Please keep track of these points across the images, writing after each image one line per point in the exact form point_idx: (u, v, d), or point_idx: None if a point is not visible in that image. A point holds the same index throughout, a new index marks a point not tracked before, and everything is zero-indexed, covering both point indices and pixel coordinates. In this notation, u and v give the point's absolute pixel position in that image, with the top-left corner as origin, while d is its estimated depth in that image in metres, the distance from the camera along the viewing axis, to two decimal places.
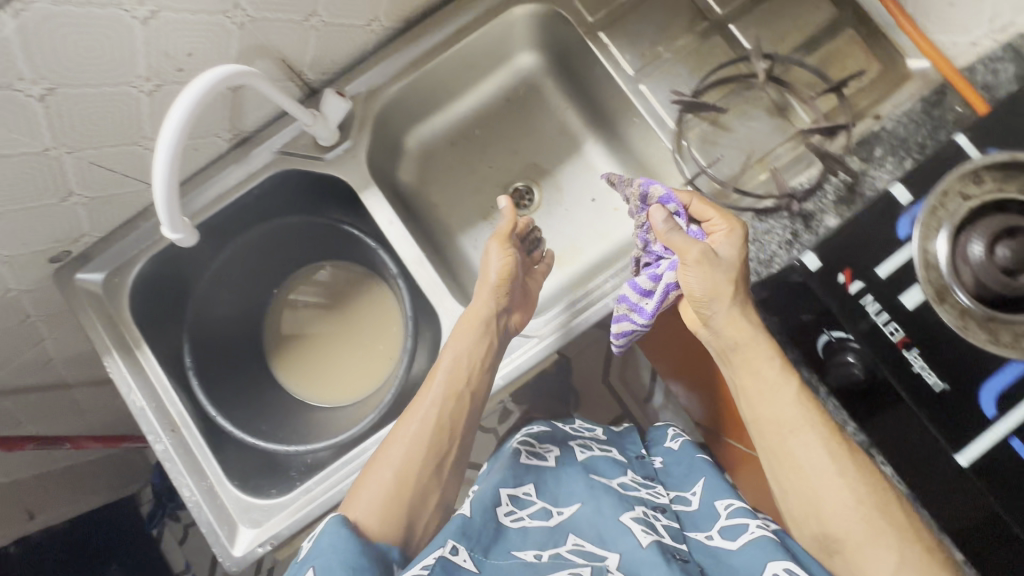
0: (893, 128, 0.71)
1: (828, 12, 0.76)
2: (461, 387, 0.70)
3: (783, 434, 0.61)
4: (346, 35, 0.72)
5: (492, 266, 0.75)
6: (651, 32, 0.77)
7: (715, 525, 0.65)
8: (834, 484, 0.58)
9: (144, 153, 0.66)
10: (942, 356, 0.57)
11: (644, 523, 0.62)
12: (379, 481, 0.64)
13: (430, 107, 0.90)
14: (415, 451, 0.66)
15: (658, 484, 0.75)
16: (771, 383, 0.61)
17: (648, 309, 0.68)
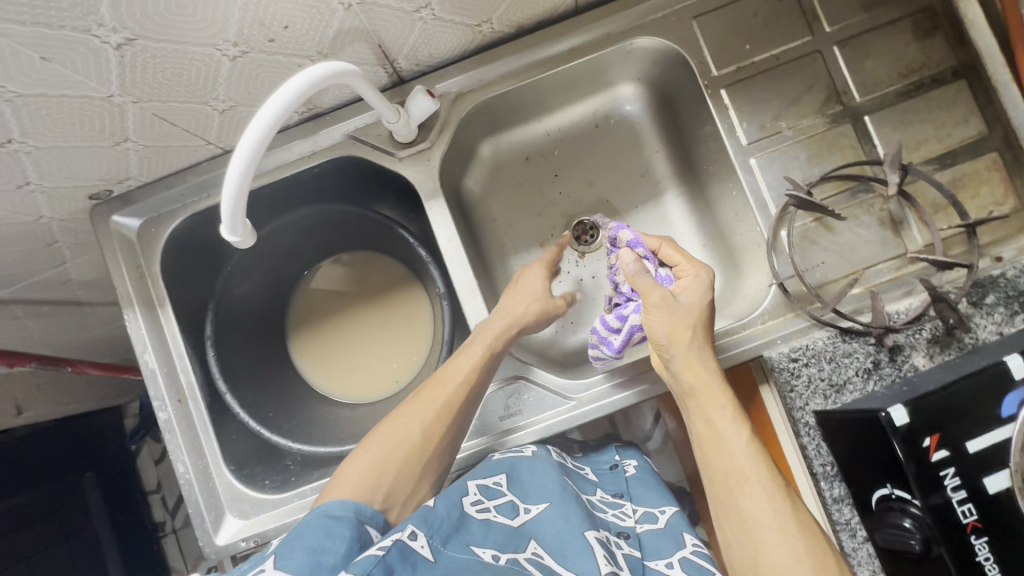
0: (1013, 277, 0.64)
1: (976, 128, 0.68)
2: (464, 385, 0.65)
3: (731, 485, 0.58)
4: (451, 32, 0.65)
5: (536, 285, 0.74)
6: (776, 103, 0.70)
7: (675, 554, 0.64)
8: (775, 541, 0.54)
9: (211, 113, 0.61)
10: (1012, 553, 0.51)
11: (606, 549, 0.57)
12: (367, 463, 0.61)
13: (515, 117, 0.83)
14: (414, 434, 0.63)
15: (625, 502, 0.74)
16: (727, 434, 0.60)
17: (614, 343, 0.72)
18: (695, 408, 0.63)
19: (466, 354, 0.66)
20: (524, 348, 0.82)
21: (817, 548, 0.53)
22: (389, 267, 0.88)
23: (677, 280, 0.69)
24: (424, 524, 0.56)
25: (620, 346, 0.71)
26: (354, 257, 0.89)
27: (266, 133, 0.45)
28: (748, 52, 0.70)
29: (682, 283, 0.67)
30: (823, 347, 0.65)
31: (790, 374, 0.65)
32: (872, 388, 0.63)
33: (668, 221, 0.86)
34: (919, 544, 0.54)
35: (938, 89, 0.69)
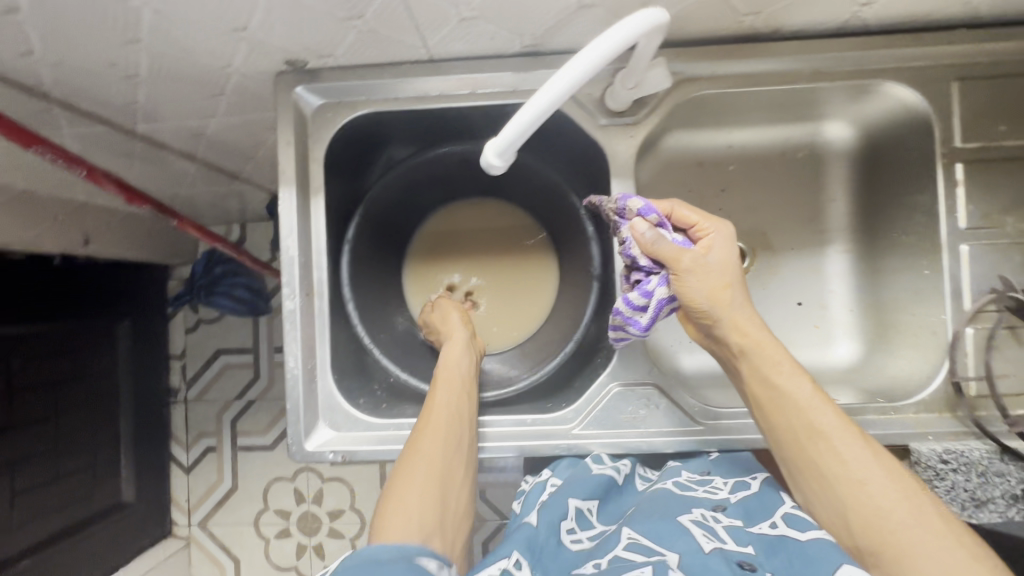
0: None
1: None
2: (458, 418, 0.64)
3: (804, 443, 0.56)
4: (715, 13, 0.60)
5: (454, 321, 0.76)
6: (1010, 196, 0.65)
7: (777, 513, 0.56)
8: (869, 497, 0.51)
9: (452, 17, 0.57)
10: None
11: (704, 528, 0.54)
12: (394, 527, 0.55)
13: (712, 120, 0.79)
14: (436, 463, 0.60)
15: (714, 477, 0.64)
16: (791, 389, 0.57)
17: (643, 321, 0.61)
18: (750, 371, 0.59)
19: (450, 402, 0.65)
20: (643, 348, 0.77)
21: (911, 494, 0.51)
22: (526, 227, 0.85)
23: (699, 242, 0.61)
24: (521, 546, 0.56)
25: (651, 321, 0.61)
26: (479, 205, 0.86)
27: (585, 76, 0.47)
28: (1000, 134, 0.65)
29: (705, 244, 0.61)
30: (978, 460, 0.61)
31: (935, 474, 0.62)
32: (1014, 515, 0.60)
33: (822, 274, 0.82)
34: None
35: None
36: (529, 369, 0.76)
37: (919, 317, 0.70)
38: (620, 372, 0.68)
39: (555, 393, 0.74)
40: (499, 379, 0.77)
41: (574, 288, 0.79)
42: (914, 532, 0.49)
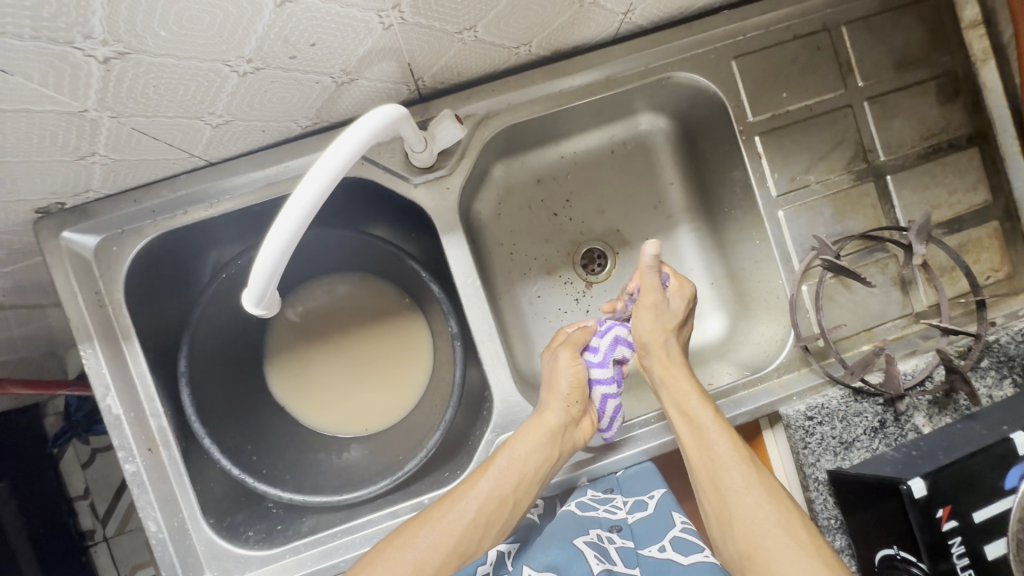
0: (1005, 343, 0.68)
1: (982, 196, 0.71)
2: (522, 481, 0.62)
3: (704, 460, 0.59)
4: (485, 53, 0.58)
5: (563, 381, 0.67)
6: (808, 155, 0.69)
7: (666, 536, 0.61)
8: (748, 503, 0.55)
9: (203, 128, 0.51)
10: None
11: (597, 550, 0.59)
12: (411, 543, 0.57)
13: (533, 140, 0.77)
14: (480, 509, 0.59)
15: (615, 495, 0.69)
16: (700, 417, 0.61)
17: (596, 357, 0.69)
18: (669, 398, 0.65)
19: (530, 445, 0.63)
20: (521, 378, 0.76)
21: (785, 515, 0.53)
22: (387, 290, 0.80)
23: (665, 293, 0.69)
24: None
25: (605, 357, 0.68)
26: (324, 284, 0.80)
27: (299, 227, 0.40)
28: (785, 100, 0.68)
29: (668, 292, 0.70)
30: (836, 407, 0.66)
31: (804, 432, 0.66)
32: (880, 448, 0.65)
33: (679, 255, 0.84)
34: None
35: (953, 154, 0.71)
36: (421, 436, 0.73)
37: (766, 282, 0.74)
38: (504, 421, 0.68)
39: (451, 457, 0.72)
40: (393, 461, 0.72)
41: (446, 343, 0.76)
42: (777, 539, 0.52)
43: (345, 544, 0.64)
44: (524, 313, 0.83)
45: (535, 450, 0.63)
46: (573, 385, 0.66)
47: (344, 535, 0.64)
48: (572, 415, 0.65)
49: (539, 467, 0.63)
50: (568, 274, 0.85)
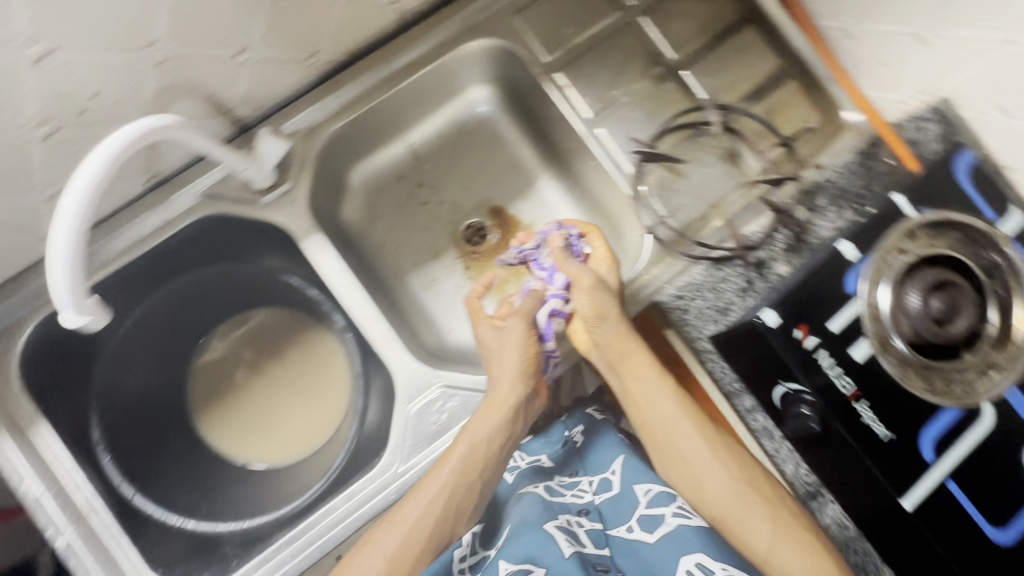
0: (835, 179, 0.74)
1: (773, 63, 0.79)
2: (485, 457, 0.64)
3: (666, 432, 0.66)
4: (282, 70, 0.65)
5: (511, 356, 0.69)
6: (608, 75, 0.76)
7: (633, 515, 0.69)
8: (713, 469, 0.63)
9: (37, 203, 0.57)
10: (887, 409, 0.62)
11: (567, 535, 0.67)
12: (381, 547, 0.59)
13: (375, 141, 0.84)
14: (445, 498, 0.62)
15: (581, 477, 0.74)
16: (651, 395, 0.67)
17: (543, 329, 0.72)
18: (622, 371, 0.69)
19: (485, 424, 0.65)
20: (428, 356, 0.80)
21: (749, 476, 0.62)
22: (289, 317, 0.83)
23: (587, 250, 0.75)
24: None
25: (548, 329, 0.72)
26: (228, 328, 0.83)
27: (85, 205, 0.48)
28: (571, 34, 0.76)
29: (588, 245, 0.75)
30: (702, 280, 0.71)
31: (680, 309, 0.70)
32: (758, 303, 0.68)
33: (548, 204, 0.90)
34: (816, 421, 0.63)
35: (734, 36, 0.78)
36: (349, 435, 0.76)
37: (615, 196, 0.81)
38: (409, 395, 0.69)
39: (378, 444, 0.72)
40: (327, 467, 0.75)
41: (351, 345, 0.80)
42: (742, 497, 0.61)
43: (291, 552, 0.65)
44: (424, 299, 0.87)
45: (491, 425, 0.65)
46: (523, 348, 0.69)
47: (291, 541, 0.66)
48: (523, 382, 0.68)
49: (500, 440, 0.65)
50: (455, 253, 0.91)
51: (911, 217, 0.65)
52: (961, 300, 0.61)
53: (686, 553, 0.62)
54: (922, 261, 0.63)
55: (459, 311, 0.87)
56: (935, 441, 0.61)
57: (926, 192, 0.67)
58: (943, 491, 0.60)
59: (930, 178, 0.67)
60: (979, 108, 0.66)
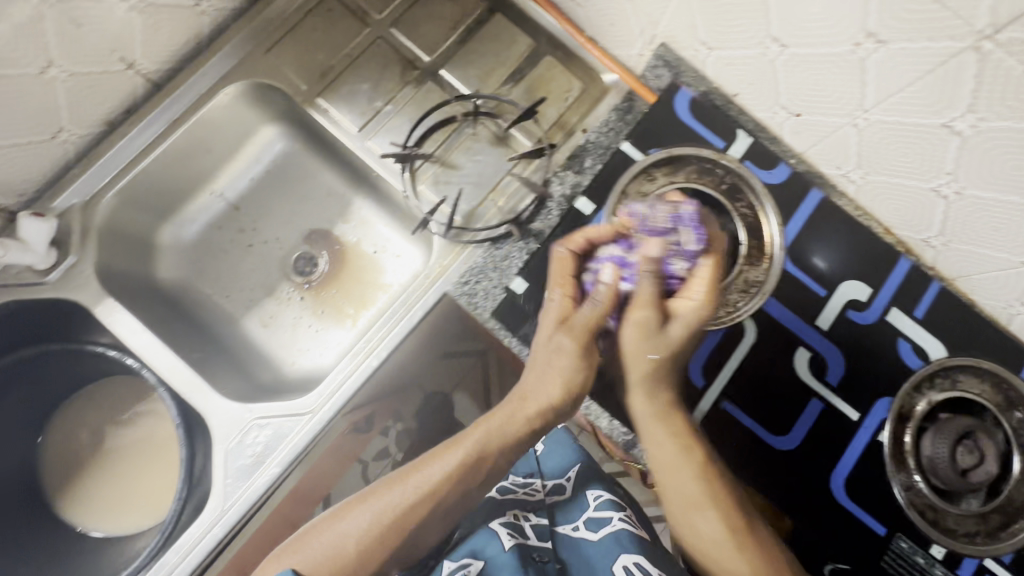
0: (597, 139, 0.77)
1: (526, 44, 0.82)
2: (500, 462, 0.61)
3: (665, 476, 0.60)
4: (29, 152, 0.69)
5: (568, 363, 0.61)
6: (367, 89, 0.80)
7: (581, 517, 0.75)
8: (703, 523, 0.59)
9: None
10: (649, 347, 0.63)
11: (510, 528, 0.72)
12: (361, 517, 0.58)
13: (178, 199, 0.87)
14: (420, 496, 0.58)
15: (536, 477, 0.81)
16: (657, 444, 0.60)
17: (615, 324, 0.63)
18: (663, 427, 0.60)
19: (513, 431, 0.61)
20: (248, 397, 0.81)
21: (745, 544, 0.58)
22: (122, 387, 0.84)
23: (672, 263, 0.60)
24: None
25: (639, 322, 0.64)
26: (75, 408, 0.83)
27: None
28: (324, 59, 0.79)
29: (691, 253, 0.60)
30: (483, 262, 0.73)
31: (469, 296, 0.72)
32: (519, 272, 0.72)
33: (368, 221, 0.93)
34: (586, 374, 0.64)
35: (484, 27, 0.82)
36: None
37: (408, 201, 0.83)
38: (223, 436, 0.71)
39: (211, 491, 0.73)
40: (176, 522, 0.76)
41: None
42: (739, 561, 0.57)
43: None
44: (260, 338, 0.89)
45: (520, 433, 0.61)
46: (574, 366, 0.61)
47: None
48: (574, 393, 0.61)
49: (520, 440, 0.61)
50: (287, 288, 0.92)
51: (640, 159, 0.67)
52: None
53: (625, 552, 0.69)
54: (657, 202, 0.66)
55: (300, 339, 0.90)
56: (702, 367, 0.64)
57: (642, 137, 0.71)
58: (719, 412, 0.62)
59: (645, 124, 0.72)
60: (691, 46, 0.69)
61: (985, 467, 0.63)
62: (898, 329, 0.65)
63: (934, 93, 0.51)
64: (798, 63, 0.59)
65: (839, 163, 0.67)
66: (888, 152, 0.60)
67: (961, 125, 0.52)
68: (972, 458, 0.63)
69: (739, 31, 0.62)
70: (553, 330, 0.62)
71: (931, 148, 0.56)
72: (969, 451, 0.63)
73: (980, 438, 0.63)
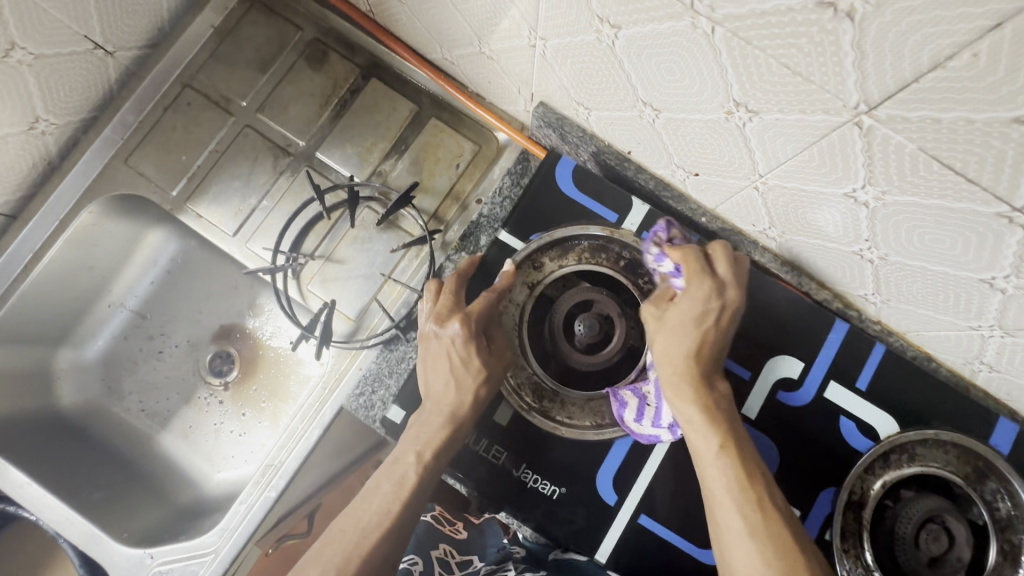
0: (490, 212, 0.67)
1: (407, 108, 0.74)
2: (416, 474, 0.52)
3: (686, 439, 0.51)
4: None
5: (439, 381, 0.55)
6: (239, 185, 0.73)
7: None
8: (725, 512, 0.46)
9: None
10: (548, 464, 0.57)
11: None
12: (321, 560, 0.49)
13: (72, 319, 0.81)
14: (366, 524, 0.51)
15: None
16: (665, 363, 0.53)
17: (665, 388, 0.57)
18: (668, 373, 0.53)
19: (437, 372, 0.56)
20: (146, 541, 0.72)
21: (770, 537, 0.44)
22: (31, 537, 0.77)
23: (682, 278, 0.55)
24: None
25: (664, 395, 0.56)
26: None
27: None
28: (187, 160, 0.74)
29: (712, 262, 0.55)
30: (377, 367, 0.66)
31: (365, 408, 0.64)
32: (394, 399, 0.62)
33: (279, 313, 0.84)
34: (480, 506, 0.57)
35: (358, 97, 0.74)
36: None
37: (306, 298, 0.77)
38: None
39: None
40: None
41: None
42: (749, 556, 0.44)
43: None
44: (178, 455, 0.82)
45: (445, 376, 0.55)
46: (454, 373, 0.55)
47: None
48: (459, 428, 0.55)
49: (449, 443, 0.54)
50: (204, 393, 0.84)
51: (519, 248, 0.62)
52: (604, 312, 0.59)
53: None
54: (552, 291, 0.62)
55: (221, 448, 0.82)
56: (613, 481, 0.56)
57: (523, 215, 0.62)
58: (634, 529, 0.55)
59: (527, 197, 0.63)
60: (569, 106, 0.60)
61: (957, 554, 0.53)
62: (840, 406, 0.59)
63: (826, 163, 0.42)
64: (677, 126, 0.50)
65: (753, 221, 0.57)
66: (800, 214, 0.51)
67: (864, 196, 0.43)
68: (940, 546, 0.53)
69: (609, 92, 0.53)
70: (446, 350, 0.56)
71: (842, 215, 0.47)
72: (935, 537, 0.53)
73: (949, 521, 0.54)
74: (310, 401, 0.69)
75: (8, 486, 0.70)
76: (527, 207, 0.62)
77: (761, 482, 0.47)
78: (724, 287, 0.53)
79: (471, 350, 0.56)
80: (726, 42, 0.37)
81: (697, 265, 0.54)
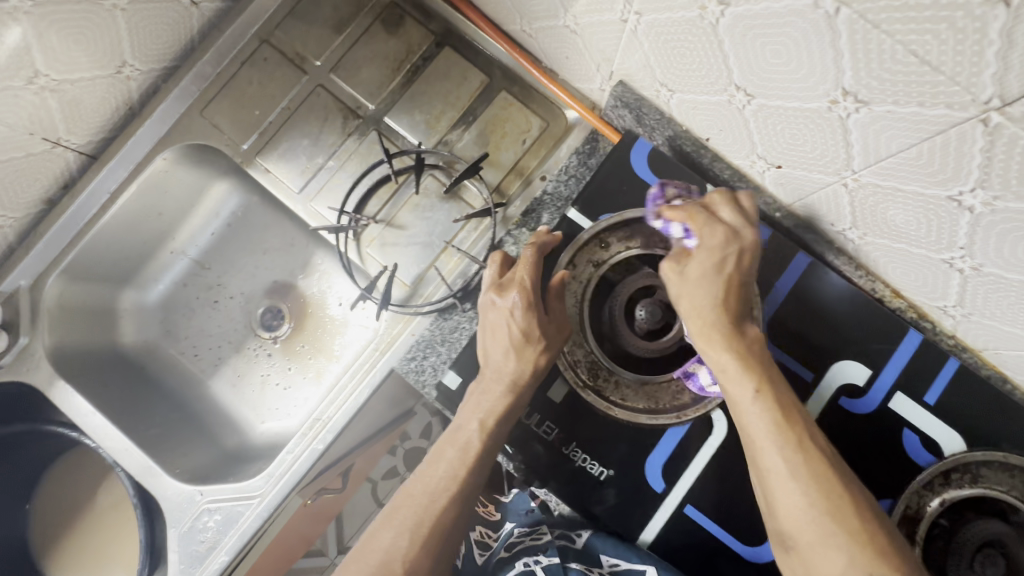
0: (555, 189, 0.67)
1: (477, 79, 0.73)
2: (478, 445, 0.53)
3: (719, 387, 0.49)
4: None
5: (498, 351, 0.56)
6: (307, 144, 0.75)
7: None
8: (765, 453, 0.44)
9: None
10: (598, 445, 0.57)
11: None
12: (392, 523, 0.50)
13: (138, 262, 0.84)
14: (429, 489, 0.52)
15: None
16: (692, 306, 0.51)
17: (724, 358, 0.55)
18: (696, 322, 0.50)
19: (495, 342, 0.56)
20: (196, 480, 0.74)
21: (814, 476, 0.42)
22: (91, 466, 0.81)
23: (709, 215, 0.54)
24: None
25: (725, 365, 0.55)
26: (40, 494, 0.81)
27: None
28: (260, 115, 0.75)
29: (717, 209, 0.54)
30: (431, 333, 0.66)
31: (416, 371, 0.65)
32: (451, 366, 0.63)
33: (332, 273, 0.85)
34: (527, 479, 0.58)
35: (429, 64, 0.74)
36: None
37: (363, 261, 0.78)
38: (176, 522, 0.70)
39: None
40: None
41: None
42: (799, 495, 0.42)
43: None
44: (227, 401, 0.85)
45: (503, 347, 0.55)
46: (515, 343, 0.55)
47: None
48: (517, 401, 0.55)
49: (507, 415, 0.54)
50: (253, 344, 0.86)
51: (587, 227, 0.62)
52: (666, 300, 0.58)
53: None
54: (614, 271, 0.61)
55: (268, 399, 0.85)
56: (663, 469, 0.56)
57: (593, 194, 0.62)
58: (681, 519, 0.55)
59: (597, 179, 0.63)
60: (650, 87, 0.58)
61: None
62: (902, 418, 0.57)
63: (933, 161, 0.40)
64: (769, 114, 0.49)
65: (833, 220, 0.55)
66: (889, 215, 0.49)
67: (971, 201, 0.40)
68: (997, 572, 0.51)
69: (700, 74, 0.51)
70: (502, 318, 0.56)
71: (939, 220, 0.45)
72: (993, 563, 0.51)
73: (1010, 550, 0.52)
74: (364, 361, 0.70)
75: (74, 416, 0.73)
76: (596, 188, 0.63)
77: (801, 422, 0.45)
78: (737, 231, 0.51)
79: (531, 319, 0.55)
80: (849, 25, 0.35)
81: (702, 215, 0.53)
